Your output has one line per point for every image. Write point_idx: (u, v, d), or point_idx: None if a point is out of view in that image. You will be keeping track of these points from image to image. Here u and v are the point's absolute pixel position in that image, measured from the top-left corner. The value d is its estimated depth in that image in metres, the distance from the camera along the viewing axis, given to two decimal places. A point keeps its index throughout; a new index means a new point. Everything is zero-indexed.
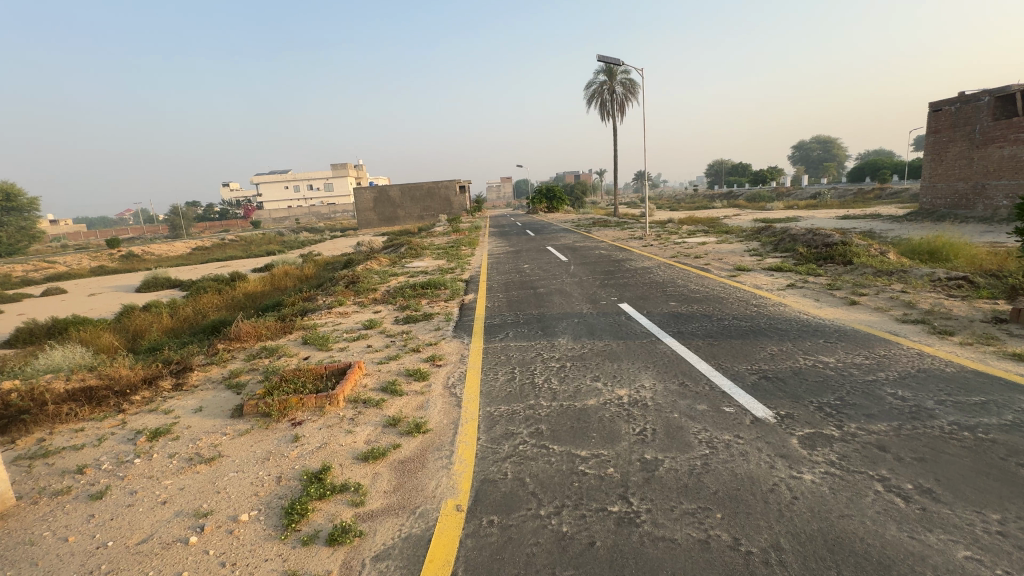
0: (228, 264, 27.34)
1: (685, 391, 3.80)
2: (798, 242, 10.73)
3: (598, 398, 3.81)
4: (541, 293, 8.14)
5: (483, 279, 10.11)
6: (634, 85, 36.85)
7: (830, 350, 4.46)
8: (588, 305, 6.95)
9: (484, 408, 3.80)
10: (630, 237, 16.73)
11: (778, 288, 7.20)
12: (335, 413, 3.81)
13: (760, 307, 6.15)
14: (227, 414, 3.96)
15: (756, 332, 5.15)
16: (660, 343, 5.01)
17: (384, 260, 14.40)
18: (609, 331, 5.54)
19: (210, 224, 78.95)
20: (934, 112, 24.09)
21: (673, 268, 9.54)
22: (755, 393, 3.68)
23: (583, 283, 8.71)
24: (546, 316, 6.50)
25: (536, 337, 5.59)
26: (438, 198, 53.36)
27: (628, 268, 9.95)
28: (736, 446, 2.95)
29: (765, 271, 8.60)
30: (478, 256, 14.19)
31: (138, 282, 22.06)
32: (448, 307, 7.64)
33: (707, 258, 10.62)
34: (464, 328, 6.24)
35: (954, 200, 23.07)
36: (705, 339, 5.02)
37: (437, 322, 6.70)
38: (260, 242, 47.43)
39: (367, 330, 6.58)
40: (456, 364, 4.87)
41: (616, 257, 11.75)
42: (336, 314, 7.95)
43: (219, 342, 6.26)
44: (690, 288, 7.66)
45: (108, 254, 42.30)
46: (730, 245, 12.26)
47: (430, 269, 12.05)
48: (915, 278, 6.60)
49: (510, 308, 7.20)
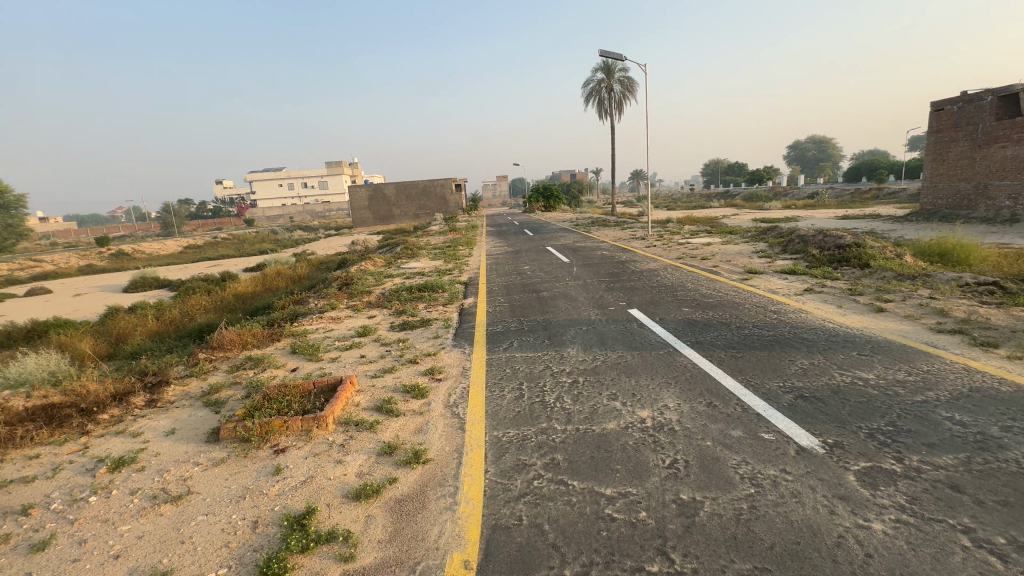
0: (221, 264, 26.78)
1: (715, 413, 3.41)
2: (808, 243, 10.37)
3: (619, 421, 3.40)
4: (544, 297, 7.74)
5: (482, 282, 9.69)
6: (632, 83, 36.45)
7: (867, 365, 4.08)
8: (596, 311, 6.56)
9: (491, 433, 3.39)
10: (632, 237, 16.32)
11: (795, 292, 6.83)
12: (323, 439, 3.39)
13: (780, 314, 5.77)
14: (202, 438, 3.53)
15: (781, 342, 4.78)
16: (678, 354, 4.62)
17: (379, 260, 13.94)
18: (621, 341, 5.14)
19: (203, 222, 77.91)
20: (936, 111, 23.85)
21: (681, 270, 9.15)
22: (794, 416, 3.29)
23: (588, 286, 8.32)
24: (552, 323, 6.09)
25: (543, 347, 5.18)
26: (435, 196, 52.77)
27: (634, 270, 9.56)
28: (785, 484, 2.56)
29: (778, 274, 8.25)
30: (476, 257, 13.75)
31: (126, 282, 21.46)
32: (446, 312, 7.22)
33: (714, 259, 10.25)
34: (465, 336, 5.82)
35: (956, 200, 22.89)
36: (727, 351, 4.64)
37: (435, 329, 6.28)
38: (254, 240, 46.72)
39: (361, 338, 6.15)
40: (457, 379, 4.45)
41: (620, 258, 11.33)
42: (327, 319, 7.50)
43: (200, 352, 5.81)
44: (702, 292, 7.28)
45: (98, 252, 41.47)
46: (736, 246, 11.91)
47: (427, 270, 11.62)
48: (941, 283, 6.25)
49: (512, 314, 6.79)
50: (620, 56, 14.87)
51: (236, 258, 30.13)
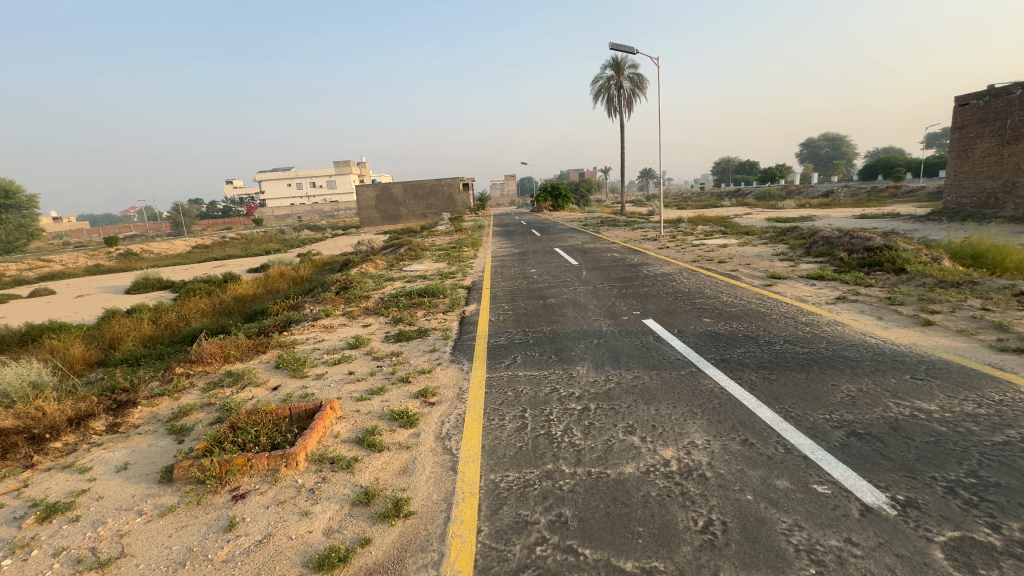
0: (226, 265, 26.53)
1: (752, 455, 2.87)
2: (833, 245, 9.73)
3: (638, 464, 2.88)
4: (552, 304, 7.22)
5: (486, 286, 9.19)
6: (643, 79, 35.69)
7: (925, 393, 3.51)
8: (608, 321, 6.02)
9: (487, 476, 2.88)
10: (643, 238, 15.68)
11: (826, 301, 6.25)
12: (291, 481, 2.90)
13: (813, 328, 5.19)
14: (156, 477, 3.07)
15: (820, 362, 4.21)
16: (703, 376, 4.08)
17: (381, 262, 13.47)
18: (637, 358, 4.61)
19: (213, 222, 78.19)
20: (961, 106, 22.93)
21: (698, 275, 8.56)
22: (849, 461, 2.74)
23: (598, 293, 7.79)
24: (560, 335, 5.56)
25: (549, 364, 4.66)
26: (442, 196, 52.39)
27: (647, 275, 9.00)
28: (855, 564, 2.02)
29: (804, 279, 7.65)
30: (481, 259, 13.27)
31: (130, 283, 21.23)
32: (446, 321, 6.73)
33: (733, 262, 9.66)
34: (465, 350, 5.31)
35: (982, 198, 21.97)
36: (758, 372, 4.10)
37: (433, 341, 5.78)
38: (261, 240, 46.63)
39: (351, 351, 5.65)
40: (453, 404, 3.95)
41: (632, 261, 10.78)
42: (319, 328, 7.01)
43: (178, 366, 5.36)
44: (722, 300, 6.71)
45: (107, 252, 41.58)
46: (754, 248, 11.27)
47: (429, 273, 11.13)
48: (992, 293, 5.62)
49: (516, 323, 6.27)
50: (632, 49, 14.23)
51: (241, 258, 29.88)
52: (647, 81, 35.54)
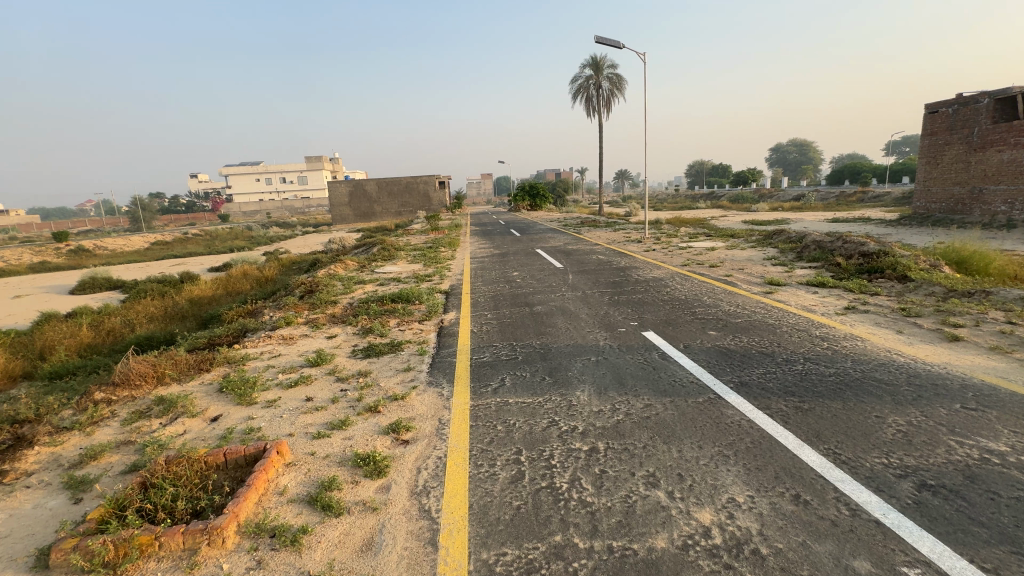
0: (184, 263, 24.90)
1: (813, 521, 2.28)
2: (825, 250, 9.42)
3: (671, 534, 2.26)
4: (539, 313, 6.57)
5: (466, 291, 8.48)
6: (622, 81, 35.55)
7: (987, 429, 3.00)
8: (604, 333, 5.41)
9: (478, 558, 2.19)
10: (627, 240, 15.20)
11: (835, 311, 5.80)
12: (215, 567, 2.16)
13: (831, 343, 4.69)
14: (27, 561, 2.27)
15: (852, 387, 3.69)
16: (725, 405, 3.49)
17: (351, 263, 12.56)
18: (645, 381, 4.00)
19: (174, 218, 74.57)
20: (930, 114, 23.44)
21: (693, 280, 8.05)
22: (935, 530, 2.18)
23: (589, 300, 7.18)
24: (553, 351, 4.91)
25: (543, 388, 3.99)
26: (418, 194, 51.18)
27: (638, 280, 8.47)
28: None
29: (805, 286, 7.24)
30: (459, 260, 12.53)
31: (75, 282, 19.56)
32: (423, 332, 6.00)
33: (726, 267, 9.22)
34: (445, 370, 4.60)
35: (950, 204, 22.47)
36: (787, 399, 3.53)
37: (407, 357, 5.05)
38: (225, 237, 44.53)
39: (311, 370, 4.85)
40: (431, 443, 3.25)
41: (619, 265, 10.23)
42: (276, 340, 6.15)
43: (97, 390, 4.46)
44: (723, 308, 6.20)
45: (56, 248, 38.92)
46: (743, 251, 10.91)
47: (404, 275, 10.34)
48: (1013, 304, 5.26)
49: (502, 336, 5.59)
50: (618, 43, 13.59)
51: (202, 257, 28.16)
52: (626, 82, 35.30)
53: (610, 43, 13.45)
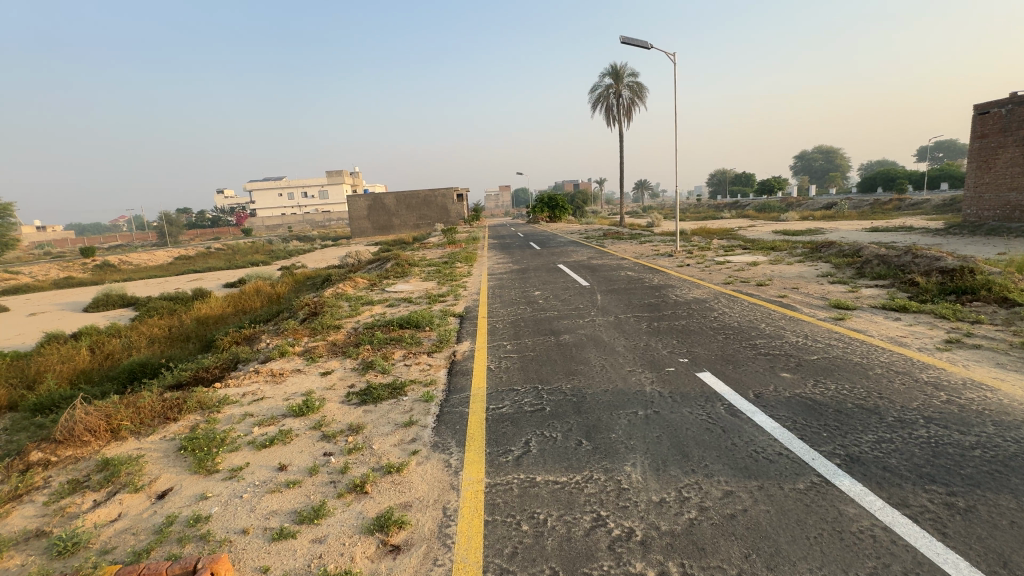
0: (202, 278, 24.72)
1: None
2: (892, 266, 8.24)
3: None
4: (567, 344, 5.61)
5: (482, 315, 7.59)
6: (642, 88, 34.73)
7: None
8: (649, 375, 4.43)
9: None
10: (655, 254, 14.14)
11: (935, 346, 4.69)
12: None
13: (952, 395, 3.61)
14: None
15: (1017, 470, 2.64)
16: (843, 500, 2.48)
17: (361, 280, 11.85)
18: (717, 453, 3.01)
19: (199, 232, 76.14)
20: (980, 115, 21.84)
21: (741, 303, 7.01)
22: None
23: (623, 327, 6.21)
24: (588, 400, 3.95)
25: (582, 460, 3.04)
26: (435, 206, 51.02)
27: (676, 301, 7.47)
28: None
29: (881, 311, 6.12)
30: (475, 277, 11.72)
31: (91, 299, 19.40)
32: (431, 369, 5.12)
33: (776, 286, 8.14)
34: (455, 427, 3.68)
35: (1005, 212, 20.75)
36: (929, 490, 2.51)
37: (411, 405, 4.16)
38: (246, 251, 44.89)
39: (294, 423, 3.99)
40: (428, 555, 2.32)
41: (652, 283, 9.23)
42: (264, 376, 5.35)
43: (37, 449, 3.71)
44: (790, 341, 5.15)
45: (82, 263, 39.74)
46: (791, 267, 9.78)
47: (415, 295, 9.53)
48: None
49: (524, 377, 4.65)
50: (645, 42, 12.67)
51: (221, 272, 28.07)
52: (646, 90, 34.47)
53: (638, 43, 12.52)
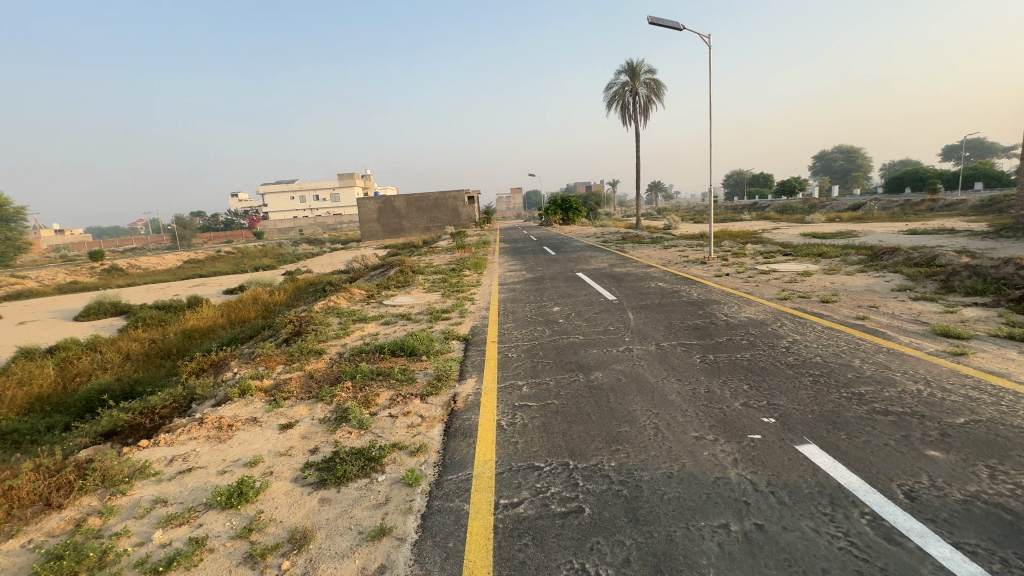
0: (204, 284, 23.85)
1: None
2: (989, 280, 6.79)
3: None
4: (603, 389, 4.27)
5: (492, 339, 6.29)
6: (659, 86, 33.25)
7: None
8: (728, 448, 3.09)
9: None
10: (686, 260, 12.71)
11: None
12: None
13: None
14: None
15: None
16: None
17: (359, 290, 10.66)
18: None
19: (211, 235, 76.02)
20: None
21: (814, 327, 5.63)
22: None
23: (669, 361, 4.86)
24: (648, 498, 2.63)
25: None
26: (446, 209, 49.92)
27: (728, 323, 6.11)
28: None
29: (1011, 343, 4.70)
30: (486, 288, 10.46)
31: (84, 307, 18.52)
32: (422, 425, 3.82)
33: (847, 303, 6.71)
34: (448, 550, 2.37)
35: None
36: None
37: (386, 495, 2.86)
38: (254, 255, 44.33)
39: (217, 523, 2.73)
40: None
41: (692, 297, 7.86)
42: (209, 429, 4.11)
43: None
44: (908, 391, 3.75)
45: (91, 267, 39.35)
46: (854, 278, 8.32)
47: (416, 310, 8.27)
48: None
49: (549, 443, 3.35)
50: (677, 23, 11.33)
51: (225, 277, 27.28)
52: (664, 87, 32.97)
53: (668, 25, 11.17)
